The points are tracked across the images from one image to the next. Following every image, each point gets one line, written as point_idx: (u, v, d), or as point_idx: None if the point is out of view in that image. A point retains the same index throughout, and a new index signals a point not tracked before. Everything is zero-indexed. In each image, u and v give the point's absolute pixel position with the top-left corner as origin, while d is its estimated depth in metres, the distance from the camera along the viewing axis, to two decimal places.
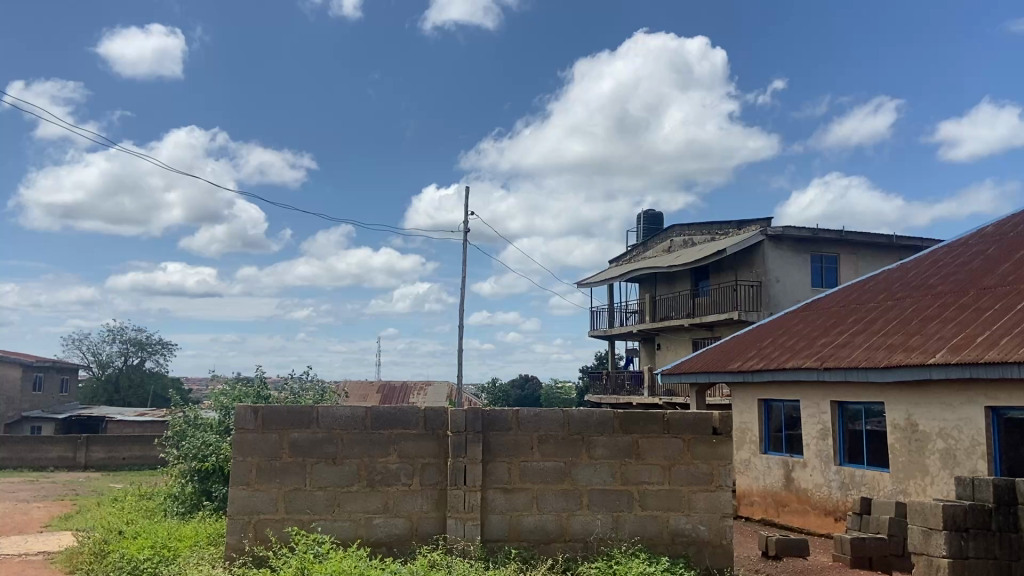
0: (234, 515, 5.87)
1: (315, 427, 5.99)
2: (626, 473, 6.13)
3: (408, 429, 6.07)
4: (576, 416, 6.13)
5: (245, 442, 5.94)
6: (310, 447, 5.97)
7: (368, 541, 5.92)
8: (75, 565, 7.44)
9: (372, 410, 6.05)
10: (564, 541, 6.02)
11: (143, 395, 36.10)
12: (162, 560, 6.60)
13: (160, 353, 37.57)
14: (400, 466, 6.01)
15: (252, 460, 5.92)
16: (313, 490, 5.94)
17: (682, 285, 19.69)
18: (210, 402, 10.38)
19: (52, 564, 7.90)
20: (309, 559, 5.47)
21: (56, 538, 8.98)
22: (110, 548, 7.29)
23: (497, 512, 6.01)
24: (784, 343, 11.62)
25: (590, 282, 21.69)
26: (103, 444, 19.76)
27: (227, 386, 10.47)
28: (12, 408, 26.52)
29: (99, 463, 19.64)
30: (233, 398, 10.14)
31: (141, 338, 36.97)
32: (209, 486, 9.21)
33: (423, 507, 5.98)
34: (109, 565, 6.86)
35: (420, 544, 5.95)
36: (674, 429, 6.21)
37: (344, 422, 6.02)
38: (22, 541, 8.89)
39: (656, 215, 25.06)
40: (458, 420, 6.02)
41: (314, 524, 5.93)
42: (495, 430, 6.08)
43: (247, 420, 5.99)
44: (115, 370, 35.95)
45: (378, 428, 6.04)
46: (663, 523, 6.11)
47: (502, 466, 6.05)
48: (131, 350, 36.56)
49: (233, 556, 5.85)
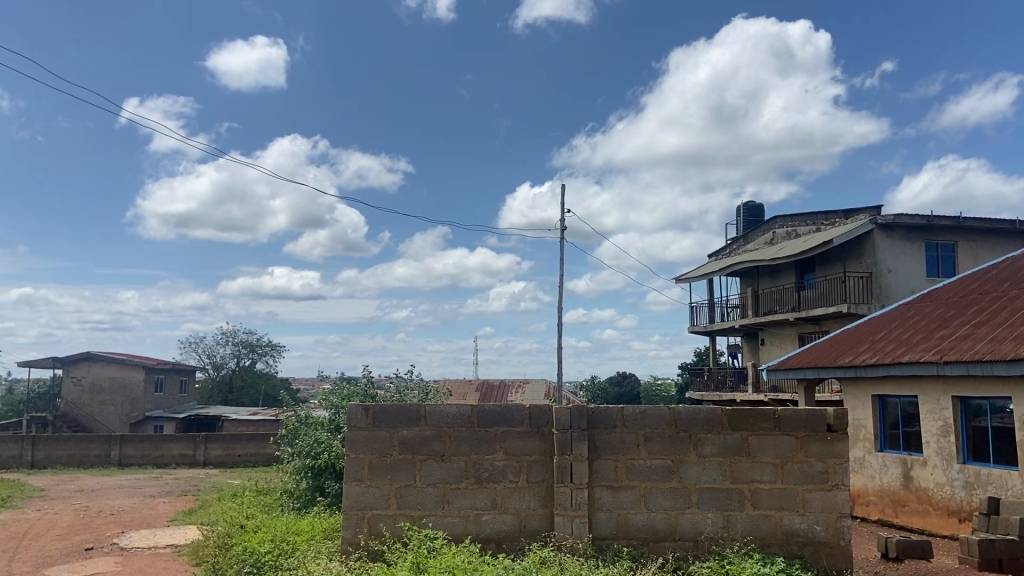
0: (349, 511, 6.06)
1: (424, 425, 6.11)
2: (736, 471, 5.98)
3: (514, 427, 6.09)
4: (683, 414, 6.03)
5: (357, 439, 6.12)
6: (418, 444, 6.08)
7: (478, 538, 5.98)
8: (200, 558, 7.79)
9: (477, 408, 6.10)
10: (673, 540, 5.93)
11: (255, 395, 37.61)
12: (281, 554, 6.85)
13: (270, 354, 39.09)
14: (506, 463, 6.04)
15: (364, 457, 6.10)
16: (423, 487, 6.04)
17: (786, 278, 19.08)
18: (320, 402, 10.73)
19: (179, 557, 8.30)
20: (423, 554, 5.58)
21: (182, 532, 9.46)
22: (233, 541, 7.60)
23: (605, 510, 5.97)
24: (900, 335, 11.10)
25: (688, 276, 21.33)
26: (220, 441, 20.70)
27: (335, 386, 10.77)
28: (136, 409, 28.15)
29: (216, 460, 20.56)
30: (342, 397, 10.42)
31: (252, 341, 38.56)
32: (322, 482, 9.49)
33: (531, 504, 6.00)
34: (233, 559, 7.14)
35: (529, 541, 5.96)
36: (785, 426, 6.01)
37: (451, 421, 6.10)
38: (151, 534, 9.39)
39: (756, 207, 24.38)
40: (562, 418, 5.99)
41: (425, 520, 6.03)
42: (599, 428, 6.04)
43: (358, 419, 6.17)
44: (229, 371, 37.67)
45: (484, 426, 6.09)
46: (777, 523, 5.94)
47: (608, 465, 6.00)
48: (243, 352, 38.16)
49: (349, 551, 6.04)
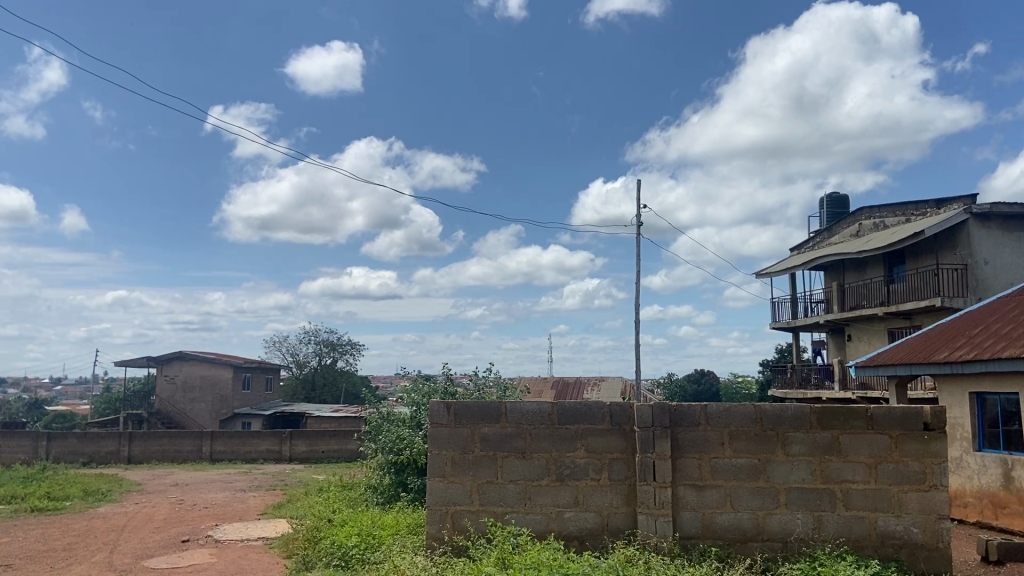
0: (433, 506, 6.12)
1: (504, 422, 6.12)
2: (827, 470, 5.79)
3: (595, 424, 6.03)
4: (770, 411, 5.87)
5: (440, 436, 6.18)
6: (499, 441, 6.10)
7: (561, 535, 5.97)
8: (292, 550, 8.00)
9: (557, 405, 6.07)
10: (761, 541, 5.79)
11: (336, 393, 38.51)
12: (368, 547, 7.00)
13: (350, 353, 39.94)
14: (587, 461, 5.99)
15: (447, 454, 6.15)
16: (505, 483, 6.06)
17: (873, 271, 18.44)
18: (401, 398, 10.88)
19: (270, 549, 8.55)
20: (508, 550, 5.60)
21: (272, 524, 9.75)
22: (322, 534, 7.77)
23: (689, 509, 5.87)
24: (999, 330, 10.57)
25: (769, 271, 20.84)
26: (305, 437, 21.22)
27: (415, 383, 10.90)
28: (225, 406, 29.13)
29: (301, 456, 21.11)
30: (423, 394, 10.54)
31: (333, 340, 39.49)
32: (404, 478, 9.63)
33: (613, 502, 5.94)
34: (322, 551, 7.33)
35: (612, 538, 5.91)
36: (878, 425, 5.79)
37: (531, 418, 6.09)
38: (243, 527, 9.71)
39: (840, 198, 23.64)
40: (644, 416, 5.91)
41: (507, 517, 6.04)
42: (682, 426, 5.94)
43: (440, 415, 6.23)
44: (311, 370, 38.68)
45: (564, 423, 6.05)
46: (870, 524, 5.73)
47: (692, 463, 5.90)
48: (324, 350, 39.13)
49: (434, 545, 6.11)
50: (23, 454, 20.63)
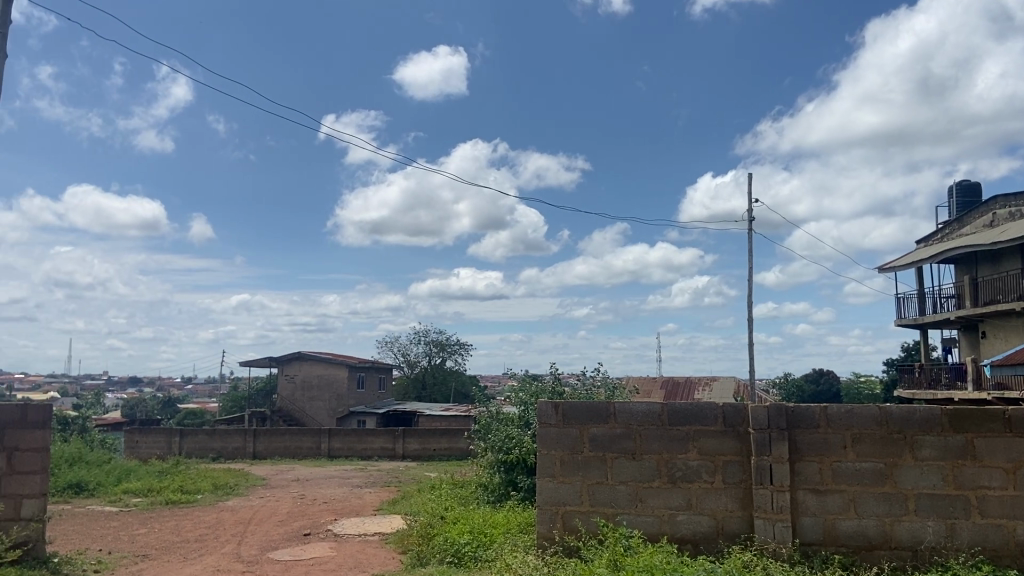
0: (543, 506, 6.11)
1: (613, 422, 6.04)
2: (960, 475, 5.42)
3: (707, 426, 5.87)
4: (896, 413, 5.55)
5: (548, 435, 6.17)
6: (609, 442, 6.03)
7: (674, 538, 5.84)
8: (407, 547, 8.16)
9: (667, 405, 5.94)
10: (888, 548, 5.48)
11: (446, 392, 39.24)
12: (480, 545, 7.08)
13: (459, 352, 40.62)
14: (700, 463, 5.84)
15: (556, 453, 6.14)
16: (616, 485, 5.98)
17: (1010, 264, 17.20)
18: (509, 397, 10.94)
19: (386, 544, 8.77)
20: (620, 551, 5.52)
21: (387, 520, 10.01)
22: (435, 531, 7.90)
23: (810, 514, 5.61)
24: None
25: (893, 266, 19.80)
26: (418, 436, 21.68)
27: (523, 382, 10.93)
28: (342, 404, 30.17)
29: (414, 453, 21.58)
30: (531, 393, 10.55)
31: (442, 340, 40.27)
32: (514, 477, 9.68)
33: (728, 505, 5.76)
34: (435, 547, 7.45)
35: (727, 543, 5.74)
36: (1017, 428, 5.37)
37: (641, 419, 5.99)
38: (360, 522, 10.02)
39: (972, 186, 22.19)
40: (760, 417, 5.70)
41: (618, 518, 5.97)
42: (801, 428, 5.68)
43: (548, 415, 6.21)
44: (422, 369, 39.60)
45: (676, 424, 5.92)
46: (1008, 533, 5.33)
47: (812, 467, 5.64)
48: (434, 350, 39.99)
49: (545, 545, 6.10)
50: (158, 449, 21.99)
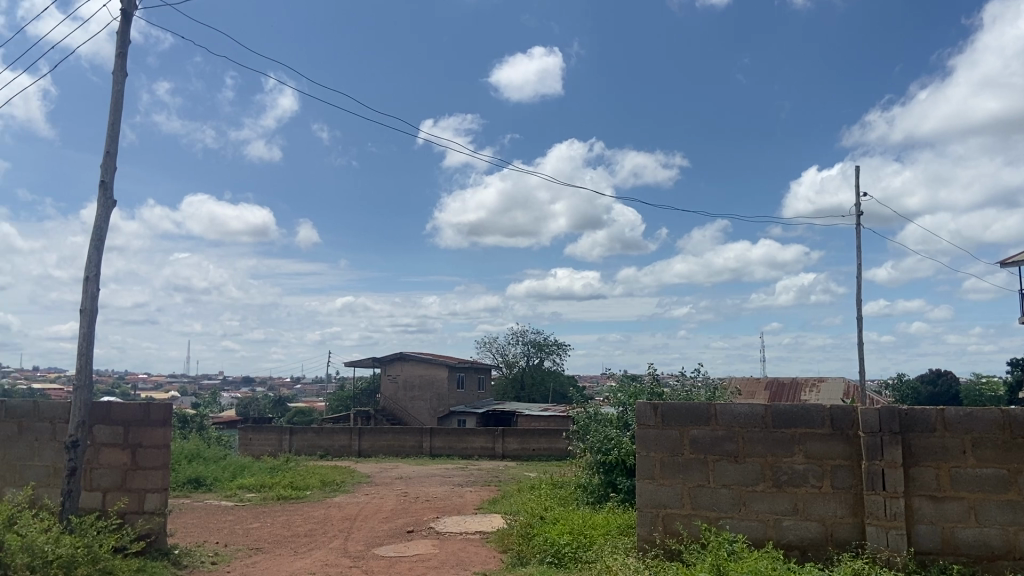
0: (643, 508, 6.04)
1: (715, 424, 5.92)
2: None
3: (814, 428, 5.67)
4: (1021, 417, 5.22)
5: (648, 437, 6.10)
6: (711, 445, 5.92)
7: (780, 544, 5.66)
8: (507, 546, 8.24)
9: (771, 408, 5.78)
10: (1013, 560, 5.16)
11: (545, 392, 39.36)
12: (580, 547, 7.07)
13: (557, 352, 40.66)
14: (807, 467, 5.65)
15: (655, 455, 6.06)
16: (718, 488, 5.86)
17: None
18: (608, 398, 10.88)
19: (487, 543, 8.88)
20: (723, 556, 5.39)
21: (488, 519, 10.13)
22: (535, 531, 7.94)
23: (926, 522, 5.33)
24: None
25: (1017, 260, 18.56)
26: (517, 435, 21.84)
27: (621, 383, 10.84)
28: (443, 404, 30.74)
29: (514, 453, 21.74)
30: (630, 394, 10.46)
31: (540, 340, 40.42)
32: (614, 478, 9.63)
33: (838, 511, 5.54)
34: (535, 547, 7.49)
35: (837, 550, 5.52)
36: None
37: (744, 421, 5.84)
38: (462, 520, 10.18)
39: None
40: (870, 420, 5.46)
41: (721, 522, 5.84)
42: (915, 432, 5.42)
43: (647, 416, 6.15)
44: (520, 369, 39.90)
45: (781, 427, 5.75)
46: None
47: (928, 472, 5.36)
48: (532, 351, 40.20)
49: (646, 548, 6.03)
50: (270, 446, 22.97)
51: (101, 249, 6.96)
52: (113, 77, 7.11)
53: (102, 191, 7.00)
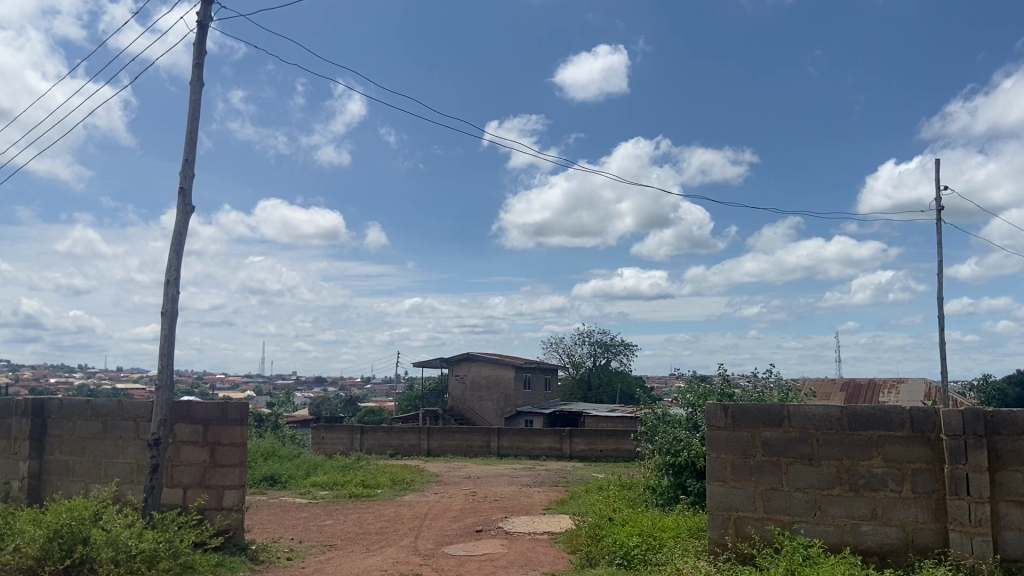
0: (714, 511, 5.94)
1: (788, 426, 5.78)
2: None
3: (892, 431, 5.48)
4: None
5: (718, 438, 6.00)
6: (783, 447, 5.78)
7: (858, 549, 5.49)
8: (576, 547, 8.21)
9: (847, 409, 5.61)
10: None
11: (612, 393, 39.08)
12: (650, 549, 6.98)
13: (624, 353, 40.33)
14: (886, 471, 5.46)
15: (726, 457, 5.96)
16: (792, 491, 5.72)
17: None
18: (677, 399, 10.74)
19: (556, 543, 8.86)
20: (797, 561, 5.26)
21: (556, 520, 10.11)
22: (603, 532, 7.88)
23: (1013, 528, 5.09)
24: None
25: None
26: (585, 436, 21.74)
27: (690, 383, 10.68)
28: (510, 404, 30.86)
29: (581, 454, 21.65)
30: (699, 395, 10.30)
31: (607, 340, 40.17)
32: (683, 480, 9.50)
33: (919, 516, 5.34)
34: (604, 549, 7.43)
35: (918, 557, 5.32)
36: None
37: (819, 422, 5.69)
38: (530, 520, 10.20)
39: None
40: (952, 422, 5.25)
41: (796, 526, 5.69)
42: (1001, 435, 5.18)
43: (717, 418, 6.05)
44: (587, 370, 39.76)
45: (857, 429, 5.57)
46: None
47: (1016, 476, 5.12)
48: (598, 351, 39.99)
49: (717, 551, 5.92)
50: (342, 445, 23.44)
51: (181, 254, 7.22)
52: (191, 87, 7.37)
53: (181, 197, 7.27)
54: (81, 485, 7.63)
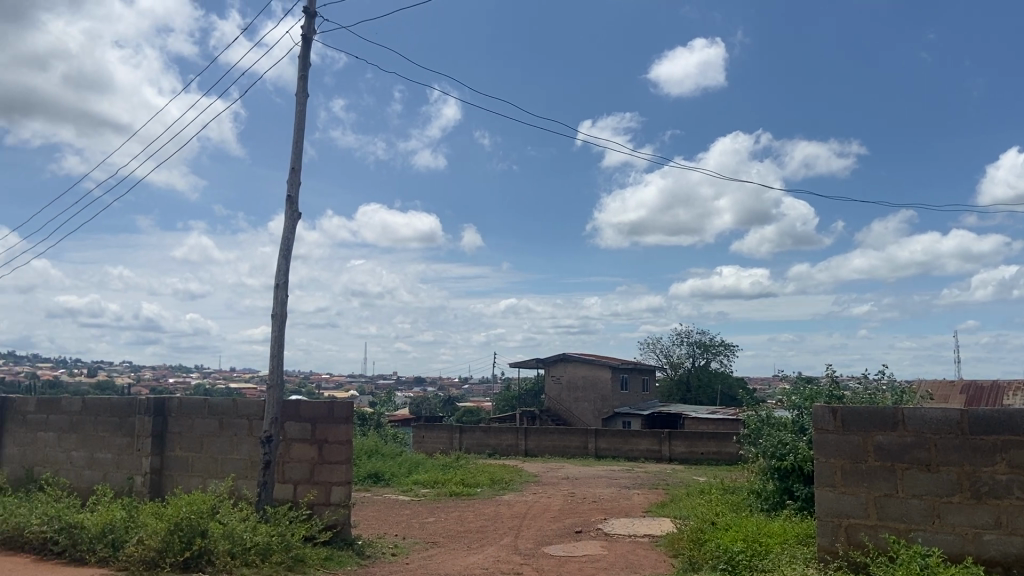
0: (823, 517, 5.71)
1: (902, 430, 5.51)
2: None
3: (1019, 435, 5.15)
4: None
5: (827, 443, 5.77)
6: (898, 451, 5.51)
7: (981, 560, 5.17)
8: (678, 550, 8.07)
9: (968, 412, 5.31)
10: None
11: (712, 394, 38.23)
12: (755, 555, 6.78)
13: (724, 353, 39.39)
14: (1012, 478, 5.14)
15: (836, 462, 5.72)
16: (908, 498, 5.44)
17: None
18: (781, 401, 10.41)
19: (658, 547, 8.74)
20: (914, 571, 4.99)
21: (657, 523, 9.98)
22: (706, 536, 7.71)
23: None
24: None
25: None
26: (684, 438, 21.36)
27: (796, 384, 10.34)
28: (607, 405, 30.68)
29: (681, 456, 21.28)
30: (806, 396, 9.93)
31: (706, 341, 39.35)
32: (790, 485, 9.20)
33: None
34: (707, 553, 7.27)
35: None
36: None
37: (937, 426, 5.40)
38: (630, 523, 10.10)
39: None
40: None
41: (912, 534, 5.41)
42: None
43: (825, 420, 5.82)
44: (686, 370, 39.08)
45: (979, 434, 5.27)
46: None
47: None
48: (697, 352, 39.23)
49: (827, 559, 5.68)
50: (441, 444, 23.86)
51: (289, 259, 7.51)
52: (296, 99, 7.66)
53: (289, 205, 7.56)
54: (199, 480, 8.04)
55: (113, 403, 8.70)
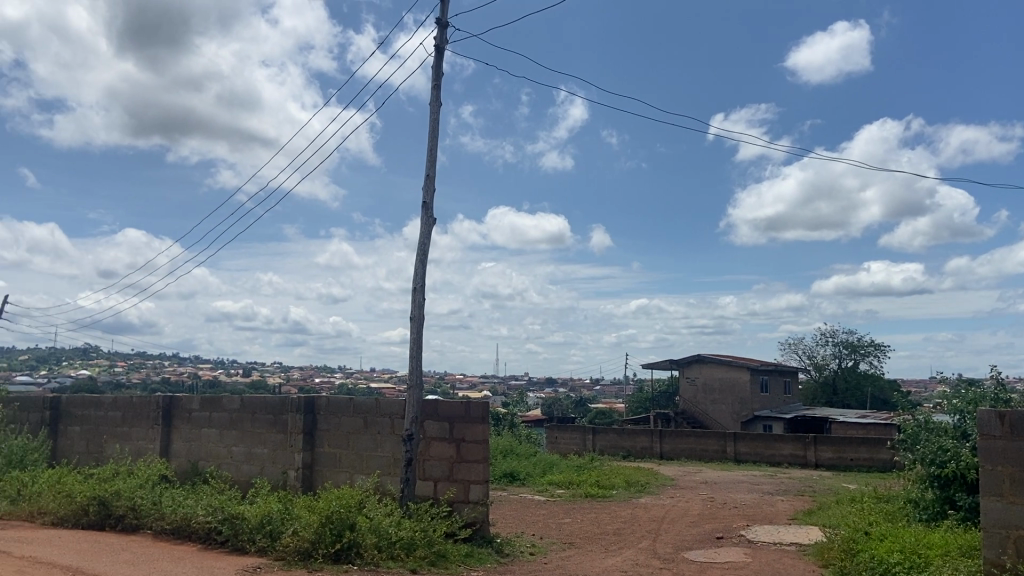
0: (990, 528, 5.26)
1: None
2: None
3: None
4: None
5: (993, 450, 5.31)
6: None
7: None
8: (828, 560, 7.68)
9: None
10: None
11: (861, 397, 36.20)
12: (914, 567, 6.36)
13: (874, 354, 37.24)
14: None
15: (1004, 470, 5.26)
16: None
17: None
18: (941, 405, 9.69)
19: (806, 556, 8.35)
20: None
21: (804, 531, 9.54)
22: (859, 546, 7.31)
23: None
24: None
25: None
26: (831, 443, 20.33)
27: (957, 387, 9.59)
28: (746, 408, 29.74)
29: (828, 462, 20.26)
30: (969, 400, 9.20)
31: (854, 341, 37.34)
32: (951, 494, 8.57)
33: None
34: (861, 564, 6.89)
35: None
36: None
37: None
38: (774, 530, 9.71)
39: None
40: None
41: None
42: None
43: (991, 426, 5.37)
44: (831, 372, 37.32)
45: None
46: None
47: None
48: (844, 352, 37.34)
49: (995, 573, 5.22)
50: (574, 445, 23.84)
51: (426, 263, 7.71)
52: (430, 107, 7.86)
53: (425, 210, 7.76)
54: (347, 476, 8.39)
55: (268, 402, 9.22)
